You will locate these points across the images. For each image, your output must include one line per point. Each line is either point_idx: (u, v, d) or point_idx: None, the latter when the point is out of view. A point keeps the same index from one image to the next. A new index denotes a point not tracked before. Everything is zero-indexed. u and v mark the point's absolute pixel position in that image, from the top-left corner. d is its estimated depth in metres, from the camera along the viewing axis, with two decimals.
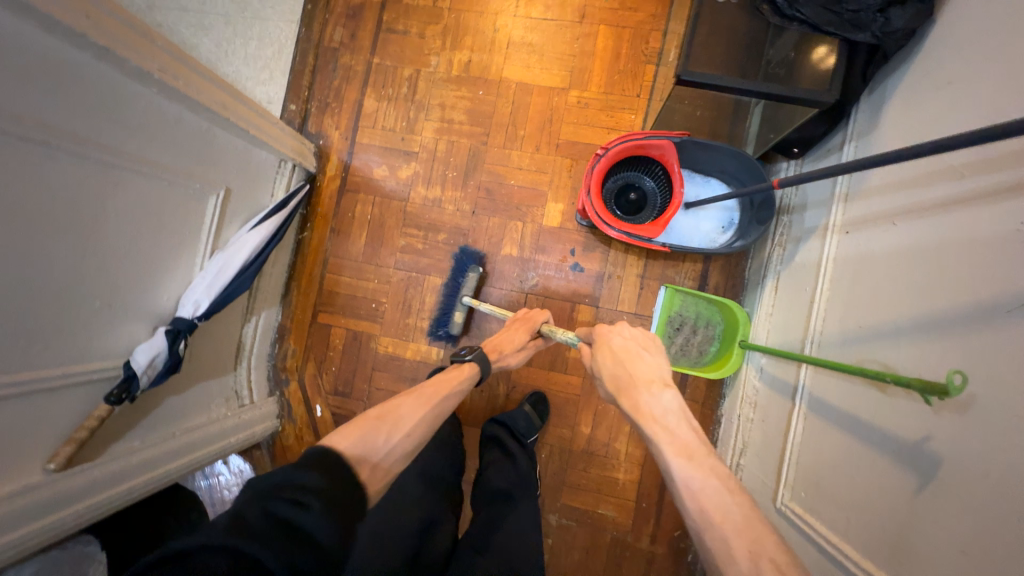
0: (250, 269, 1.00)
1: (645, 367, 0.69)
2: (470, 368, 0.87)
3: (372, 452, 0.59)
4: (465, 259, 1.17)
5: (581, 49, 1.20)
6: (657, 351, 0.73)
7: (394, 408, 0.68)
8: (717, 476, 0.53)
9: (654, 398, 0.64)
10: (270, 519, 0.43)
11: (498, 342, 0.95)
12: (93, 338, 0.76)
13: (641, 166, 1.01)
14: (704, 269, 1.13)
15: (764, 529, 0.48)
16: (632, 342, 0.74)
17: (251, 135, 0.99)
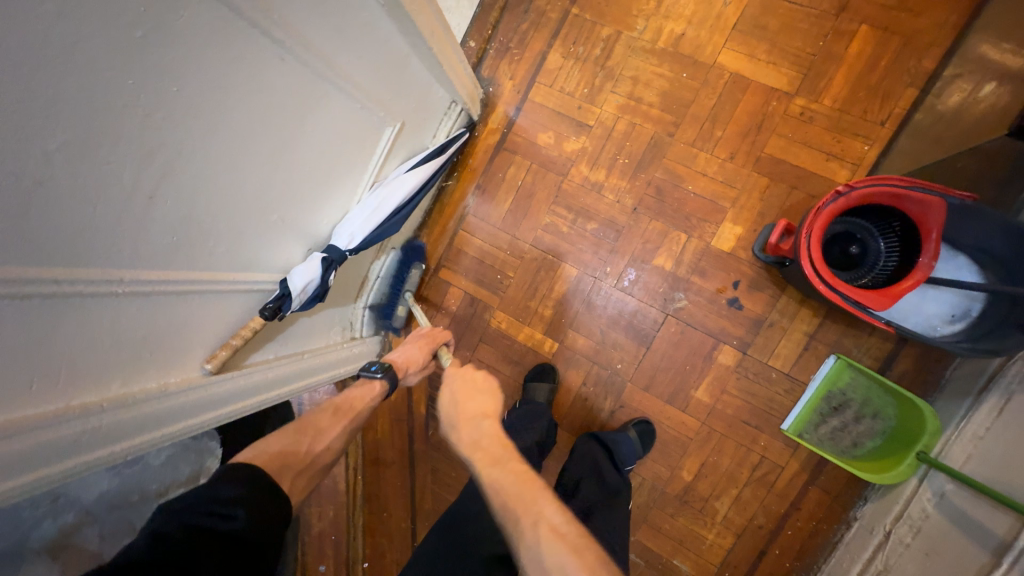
0: (401, 212, 0.96)
1: (476, 399, 0.77)
2: (379, 385, 0.84)
3: (294, 463, 0.65)
4: (410, 254, 1.16)
5: (827, 49, 0.98)
6: (488, 386, 0.80)
7: (311, 420, 0.72)
8: (512, 477, 0.63)
9: (470, 426, 0.73)
10: (187, 529, 0.50)
11: (404, 359, 0.92)
12: (262, 249, 0.74)
13: (876, 216, 0.82)
14: (893, 350, 0.94)
15: (542, 506, 0.59)
16: (464, 379, 0.80)
17: (439, 69, 0.91)
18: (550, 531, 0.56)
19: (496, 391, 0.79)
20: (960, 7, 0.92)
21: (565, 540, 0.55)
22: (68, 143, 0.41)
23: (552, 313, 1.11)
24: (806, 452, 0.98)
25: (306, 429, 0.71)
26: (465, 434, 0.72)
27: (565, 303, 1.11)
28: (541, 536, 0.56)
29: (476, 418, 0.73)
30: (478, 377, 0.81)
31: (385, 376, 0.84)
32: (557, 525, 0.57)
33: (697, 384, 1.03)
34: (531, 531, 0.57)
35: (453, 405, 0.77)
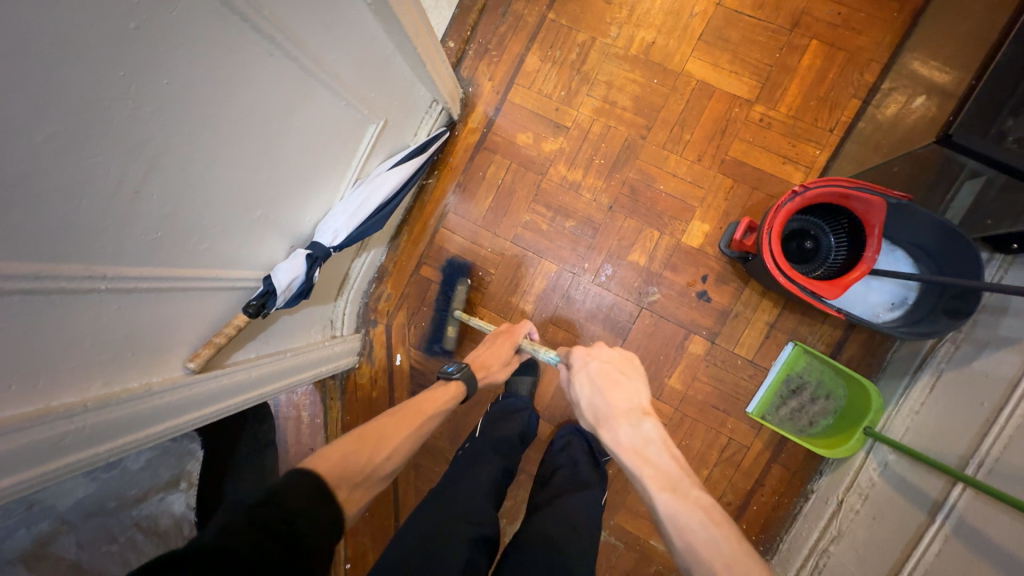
0: (385, 209, 0.96)
1: (623, 390, 0.72)
2: (456, 384, 0.87)
3: (352, 474, 0.62)
4: (452, 272, 1.18)
5: (782, 61, 1.06)
6: (634, 374, 0.75)
7: (375, 428, 0.71)
8: (704, 513, 0.55)
9: (629, 424, 0.66)
10: (260, 526, 0.47)
11: (487, 357, 0.95)
12: (244, 246, 0.73)
13: (827, 214, 0.90)
14: (842, 336, 1.03)
15: (751, 561, 0.51)
16: (609, 366, 0.75)
17: (423, 69, 0.93)
18: None
19: (644, 381, 0.74)
20: (894, 28, 1.03)
21: None
22: (54, 135, 0.40)
23: (533, 308, 1.15)
24: (768, 432, 1.06)
25: (369, 437, 0.69)
26: (624, 435, 0.65)
27: (546, 298, 1.14)
28: None
29: (636, 415, 0.68)
30: (616, 358, 0.78)
31: (461, 376, 0.88)
32: None
33: (670, 373, 1.09)
34: None
35: (602, 397, 0.71)
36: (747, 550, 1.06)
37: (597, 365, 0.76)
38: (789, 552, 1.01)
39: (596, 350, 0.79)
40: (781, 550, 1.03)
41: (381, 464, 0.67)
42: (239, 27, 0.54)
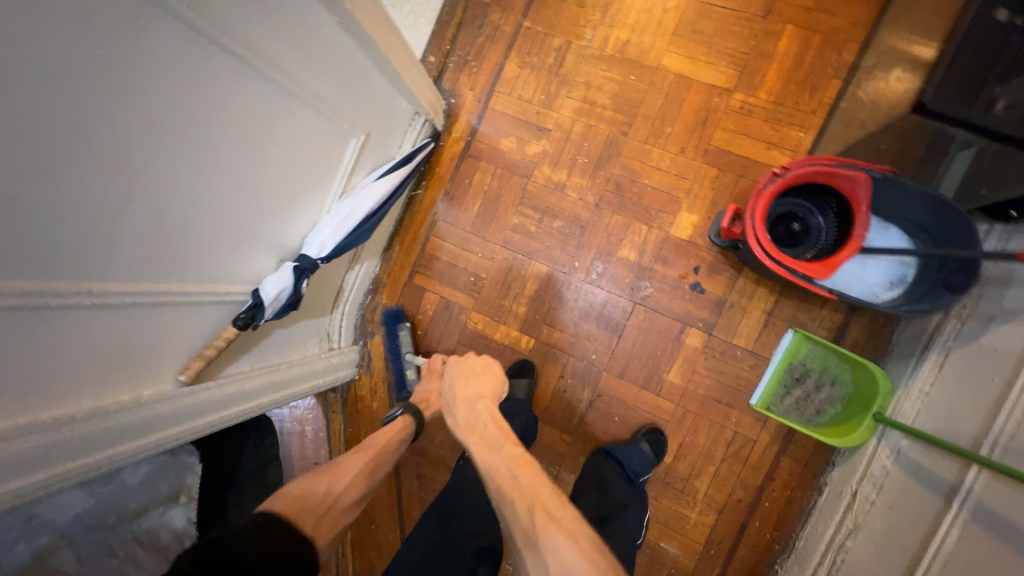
0: (371, 220, 0.98)
1: (472, 385, 0.90)
2: (401, 420, 0.92)
3: (314, 506, 0.67)
4: (393, 321, 1.19)
5: (759, 48, 1.06)
6: (485, 371, 0.93)
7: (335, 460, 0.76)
8: (508, 460, 0.70)
9: (467, 411, 0.83)
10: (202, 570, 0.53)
11: (425, 395, 1.01)
12: (231, 261, 0.76)
13: (814, 194, 0.89)
14: (844, 320, 1.00)
15: (539, 486, 0.65)
16: (465, 368, 0.94)
17: (402, 84, 0.96)
18: (544, 514, 0.61)
19: (494, 377, 0.92)
20: (871, 6, 1.02)
21: (560, 525, 0.59)
22: (34, 158, 0.43)
23: (525, 310, 1.15)
24: (774, 424, 1.02)
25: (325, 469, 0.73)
26: (463, 418, 0.82)
27: (538, 300, 1.14)
28: (539, 521, 0.60)
29: (472, 400, 0.85)
30: (478, 363, 0.96)
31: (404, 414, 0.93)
32: (553, 510, 0.62)
33: (669, 368, 1.08)
34: (527, 515, 0.61)
35: (453, 392, 0.89)
36: (761, 549, 1.02)
37: (457, 367, 0.95)
38: (806, 550, 0.96)
39: (465, 358, 0.98)
40: (797, 548, 0.99)
41: (341, 494, 0.71)
42: (211, 50, 0.57)
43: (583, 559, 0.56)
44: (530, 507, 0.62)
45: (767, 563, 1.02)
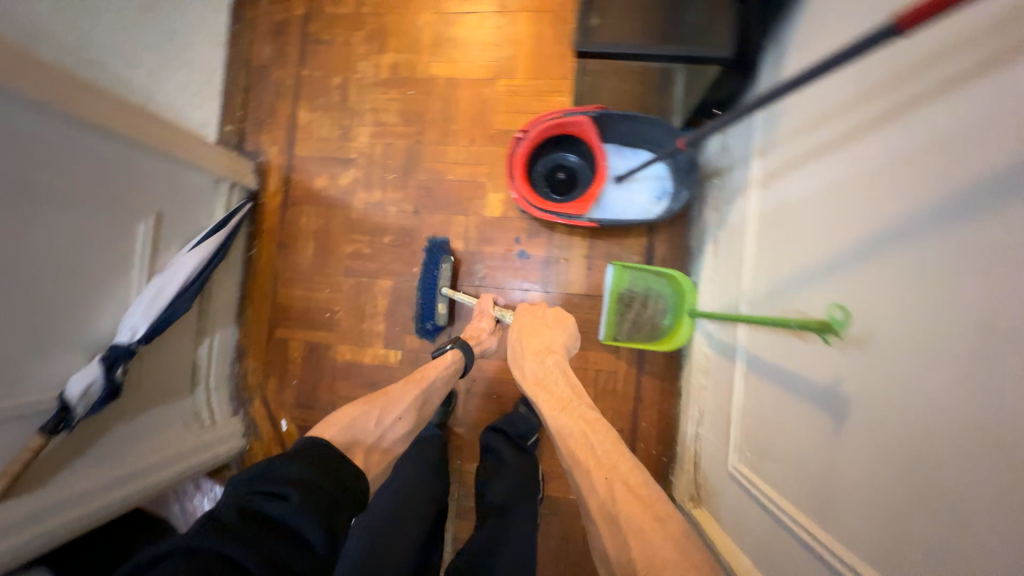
0: (190, 291, 1.02)
1: (539, 338, 0.88)
2: (452, 354, 0.94)
3: (365, 440, 0.74)
4: (434, 252, 1.12)
5: (505, 37, 1.18)
6: (557, 326, 0.91)
7: (383, 395, 0.83)
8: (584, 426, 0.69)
9: (539, 362, 0.84)
10: (247, 514, 0.50)
11: (473, 331, 1.02)
12: (21, 374, 0.76)
13: (569, 143, 1.00)
14: (648, 242, 1.11)
15: (621, 460, 0.62)
16: (536, 321, 0.92)
17: (176, 157, 1.00)
18: (627, 489, 0.57)
19: (562, 330, 0.90)
20: None
21: (640, 499, 0.56)
22: None
23: (384, 326, 1.20)
24: (626, 350, 1.11)
25: (377, 399, 0.81)
26: (532, 371, 0.83)
27: (393, 313, 1.19)
28: (617, 493, 0.57)
29: (543, 353, 0.85)
30: (548, 315, 0.94)
31: (455, 346, 0.95)
32: (633, 484, 0.58)
33: None
34: (604, 484, 0.59)
35: (520, 345, 0.89)
36: (654, 469, 1.09)
37: (527, 317, 0.94)
38: (682, 452, 1.04)
39: (534, 308, 0.95)
40: (677, 454, 1.07)
41: (388, 427, 0.79)
42: None
43: (672, 544, 0.50)
44: (609, 479, 0.59)
45: (664, 478, 1.08)
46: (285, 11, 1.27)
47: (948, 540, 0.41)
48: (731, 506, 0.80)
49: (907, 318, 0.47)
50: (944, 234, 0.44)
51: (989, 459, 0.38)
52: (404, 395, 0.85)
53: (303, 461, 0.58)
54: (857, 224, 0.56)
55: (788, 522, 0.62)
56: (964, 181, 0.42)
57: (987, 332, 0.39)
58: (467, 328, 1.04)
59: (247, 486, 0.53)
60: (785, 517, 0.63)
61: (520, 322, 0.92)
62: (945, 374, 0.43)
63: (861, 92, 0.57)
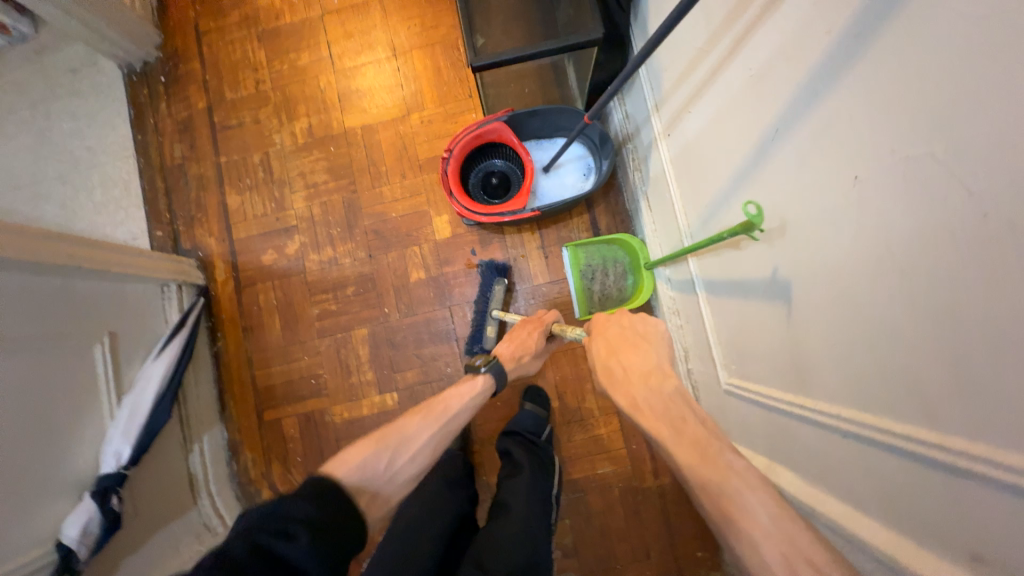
0: (165, 399, 0.99)
1: (638, 359, 0.70)
2: (483, 380, 0.86)
3: (372, 482, 0.66)
4: (489, 273, 1.16)
5: (405, 76, 1.26)
6: (656, 341, 0.72)
7: (395, 429, 0.74)
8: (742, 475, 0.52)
9: (652, 389, 0.65)
10: (256, 551, 0.50)
11: (519, 345, 0.93)
12: (12, 533, 0.71)
13: (492, 150, 1.07)
14: (591, 218, 1.19)
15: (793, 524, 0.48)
16: (626, 334, 0.74)
17: (113, 273, 0.98)
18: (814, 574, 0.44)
19: (662, 346, 0.71)
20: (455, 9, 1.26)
21: None
22: None
23: (373, 373, 1.20)
24: None
25: (388, 435, 0.72)
26: (645, 401, 0.63)
27: (378, 358, 1.20)
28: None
29: (652, 378, 0.66)
30: (637, 326, 0.76)
31: (490, 369, 0.86)
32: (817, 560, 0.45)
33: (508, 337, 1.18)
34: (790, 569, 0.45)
35: (620, 364, 0.70)
36: None
37: (614, 330, 0.75)
38: (682, 393, 1.10)
39: (615, 320, 0.78)
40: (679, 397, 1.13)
41: (400, 468, 0.70)
42: None
43: None
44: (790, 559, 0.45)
45: None
46: (187, 108, 1.29)
47: (891, 363, 0.48)
48: (736, 419, 0.86)
49: (803, 196, 0.55)
50: (807, 117, 0.52)
51: (894, 282, 0.45)
52: (424, 434, 0.75)
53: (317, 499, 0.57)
54: (747, 135, 0.65)
55: (780, 408, 0.69)
56: (808, 69, 0.51)
57: (860, 182, 0.47)
58: (514, 334, 0.95)
59: (259, 518, 0.53)
60: (779, 405, 0.69)
61: (607, 342, 0.74)
62: (834, 230, 0.51)
63: (712, 34, 0.68)
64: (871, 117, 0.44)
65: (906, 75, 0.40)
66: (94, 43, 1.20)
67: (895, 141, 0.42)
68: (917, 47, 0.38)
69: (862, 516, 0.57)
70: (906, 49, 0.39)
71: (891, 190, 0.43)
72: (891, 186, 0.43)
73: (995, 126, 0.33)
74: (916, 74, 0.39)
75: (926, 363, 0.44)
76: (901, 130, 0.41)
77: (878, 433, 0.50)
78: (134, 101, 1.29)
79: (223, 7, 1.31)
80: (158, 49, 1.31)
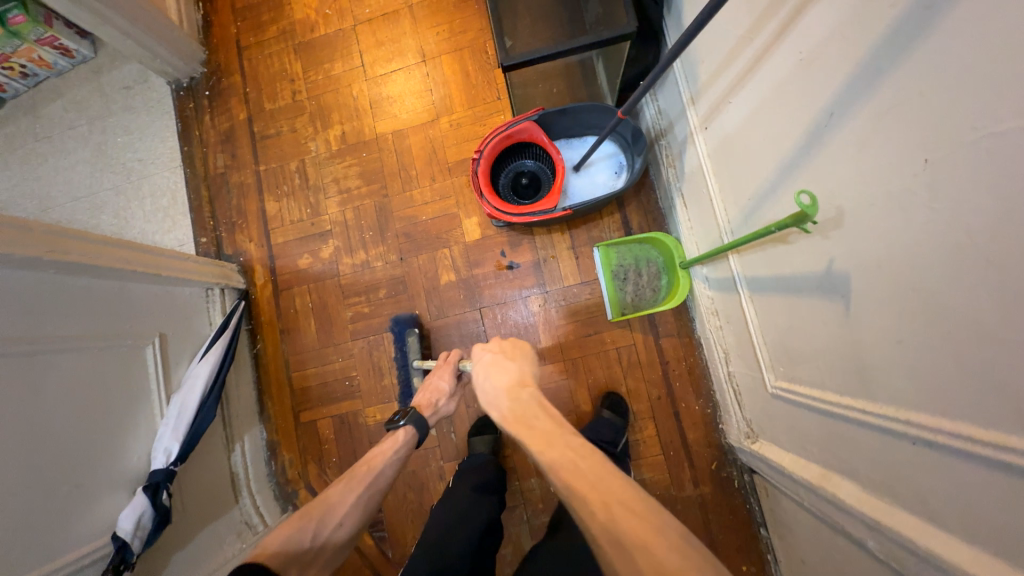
0: (210, 398, 1.03)
1: (505, 375, 0.78)
2: (403, 431, 0.87)
3: (300, 554, 0.67)
4: (401, 328, 1.21)
5: (434, 81, 1.27)
6: (520, 357, 0.82)
7: (318, 500, 0.74)
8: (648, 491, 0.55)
9: (513, 400, 0.73)
10: None
11: (428, 394, 0.96)
12: (72, 524, 0.75)
13: (522, 151, 1.06)
14: (622, 217, 1.16)
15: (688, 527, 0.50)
16: (497, 355, 0.83)
17: (163, 277, 1.03)
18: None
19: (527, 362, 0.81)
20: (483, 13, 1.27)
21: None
22: None
23: (405, 375, 1.21)
24: (638, 321, 1.14)
25: (312, 508, 0.72)
26: (509, 410, 0.72)
27: (410, 359, 1.21)
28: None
29: (516, 389, 0.75)
30: (506, 347, 0.86)
31: (407, 421, 0.88)
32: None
33: (539, 339, 1.17)
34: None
35: (487, 383, 0.78)
36: (701, 423, 1.10)
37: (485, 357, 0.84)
38: (723, 397, 1.05)
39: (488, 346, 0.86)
40: (720, 401, 1.08)
41: (330, 534, 0.71)
42: None
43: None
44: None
45: (714, 428, 1.09)
46: (229, 120, 1.35)
47: (971, 362, 0.44)
48: (786, 424, 0.82)
49: (863, 184, 0.52)
50: (868, 97, 0.49)
51: (978, 270, 0.41)
52: (347, 500, 0.75)
53: (251, 574, 0.59)
54: (796, 123, 0.61)
55: (838, 413, 0.64)
56: (868, 45, 0.48)
57: (930, 163, 0.43)
58: (423, 385, 0.99)
59: None
60: (836, 409, 0.64)
61: (480, 365, 0.82)
62: (900, 219, 0.48)
63: (755, 20, 0.65)
64: (945, 90, 0.41)
65: (992, 42, 0.36)
66: (146, 61, 1.28)
67: (976, 117, 0.38)
68: (1002, 7, 0.35)
69: (937, 530, 0.52)
70: (987, 12, 0.36)
71: (971, 169, 0.40)
72: (972, 167, 0.39)
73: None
74: (997, 39, 0.36)
75: (1016, 360, 0.39)
76: (982, 102, 0.37)
77: (957, 440, 0.46)
78: (181, 114, 1.36)
79: (262, 22, 1.37)
80: (203, 65, 1.38)
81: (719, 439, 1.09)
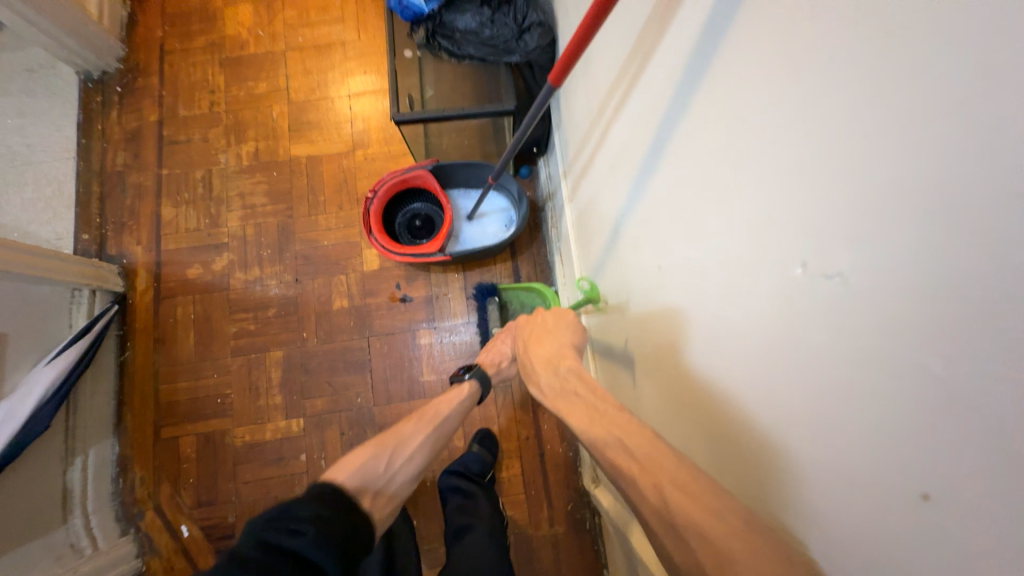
0: (48, 407, 0.97)
1: (545, 346, 0.73)
2: (468, 384, 0.87)
3: (374, 481, 0.66)
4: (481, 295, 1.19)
5: (354, 115, 1.33)
6: (560, 327, 0.75)
7: (392, 433, 0.75)
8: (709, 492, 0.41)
9: (552, 373, 0.68)
10: (265, 546, 0.48)
11: (493, 354, 0.92)
12: None
13: (419, 195, 1.14)
14: (514, 264, 1.25)
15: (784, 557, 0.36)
16: (533, 327, 0.78)
17: (18, 274, 0.97)
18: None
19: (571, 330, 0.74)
20: None
21: None
22: None
23: (282, 397, 1.19)
24: None
25: (385, 440, 0.73)
26: (546, 385, 0.67)
27: (290, 381, 1.20)
28: None
29: (552, 362, 0.69)
30: (548, 320, 0.78)
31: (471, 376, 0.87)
32: None
33: (422, 372, 1.20)
34: None
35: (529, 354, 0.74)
36: (562, 464, 1.17)
37: (527, 327, 0.79)
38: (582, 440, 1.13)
39: (535, 313, 0.81)
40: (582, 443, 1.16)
41: (399, 469, 0.71)
42: None
43: None
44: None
45: (574, 471, 1.16)
46: (137, 119, 1.33)
47: (696, 428, 0.54)
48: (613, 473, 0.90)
49: (649, 269, 0.63)
50: (648, 202, 0.61)
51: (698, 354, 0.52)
52: (418, 437, 0.76)
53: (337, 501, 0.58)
54: (616, 209, 0.74)
55: None
56: (645, 165, 0.61)
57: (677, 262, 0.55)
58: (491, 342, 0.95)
59: (266, 521, 0.51)
60: None
61: (524, 337, 0.78)
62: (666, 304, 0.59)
63: (595, 121, 0.79)
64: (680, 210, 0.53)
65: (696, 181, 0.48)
66: (51, 48, 1.24)
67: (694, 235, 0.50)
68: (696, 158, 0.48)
69: None
70: (691, 160, 0.49)
71: (694, 274, 0.51)
72: (696, 272, 0.51)
73: (740, 231, 0.42)
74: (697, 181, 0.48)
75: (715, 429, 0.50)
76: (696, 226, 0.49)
77: None
78: (85, 107, 1.32)
79: (191, 32, 1.38)
80: (119, 61, 1.36)
81: (577, 482, 1.16)
